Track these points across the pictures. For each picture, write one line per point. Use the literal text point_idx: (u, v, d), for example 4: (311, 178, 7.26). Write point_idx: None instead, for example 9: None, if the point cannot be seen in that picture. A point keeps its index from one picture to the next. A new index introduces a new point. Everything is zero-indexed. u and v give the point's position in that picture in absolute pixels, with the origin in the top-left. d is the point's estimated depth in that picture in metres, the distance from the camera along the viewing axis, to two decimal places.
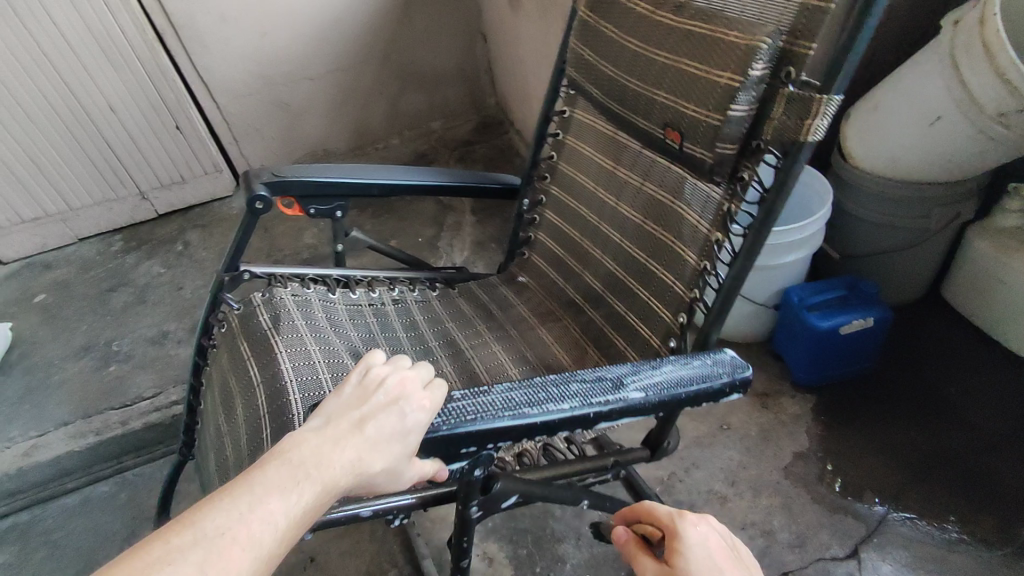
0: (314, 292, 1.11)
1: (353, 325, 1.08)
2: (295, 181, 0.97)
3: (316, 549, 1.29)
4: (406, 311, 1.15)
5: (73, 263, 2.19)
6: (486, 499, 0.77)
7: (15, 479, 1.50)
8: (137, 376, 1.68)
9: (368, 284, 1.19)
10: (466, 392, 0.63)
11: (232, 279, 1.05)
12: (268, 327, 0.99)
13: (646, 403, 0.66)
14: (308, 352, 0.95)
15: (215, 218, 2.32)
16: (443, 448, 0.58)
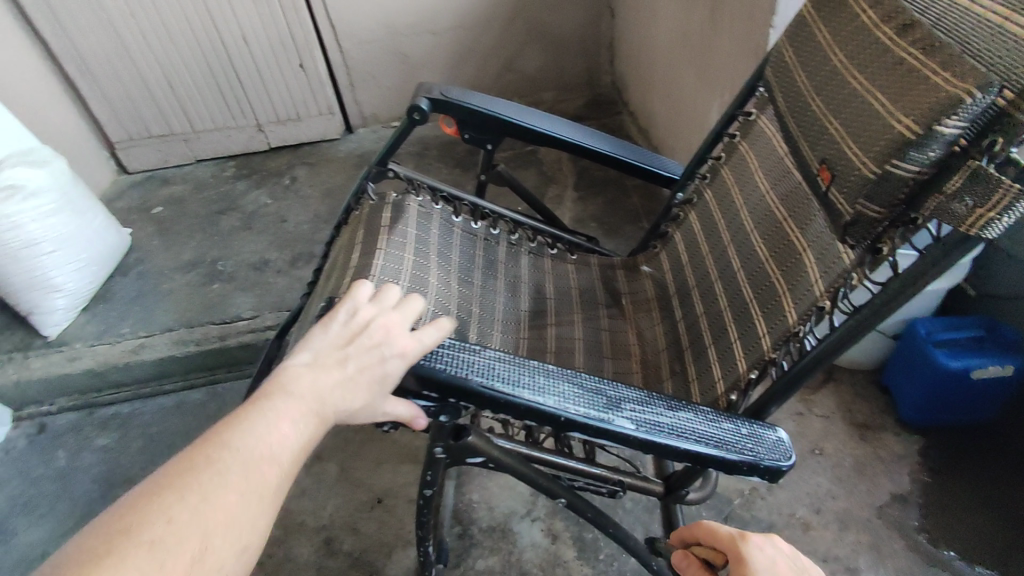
0: (440, 210, 1.12)
1: (455, 249, 1.08)
2: (459, 104, 1.05)
3: (384, 492, 1.31)
4: (514, 260, 1.15)
5: (190, 182, 2.32)
6: (453, 446, 0.70)
7: (121, 372, 1.62)
8: (238, 296, 1.76)
9: (494, 219, 1.17)
10: (457, 343, 0.65)
11: (379, 172, 1.11)
12: (385, 225, 1.03)
13: (624, 437, 0.61)
14: (401, 261, 0.98)
15: (323, 158, 2.38)
16: (404, 380, 0.61)
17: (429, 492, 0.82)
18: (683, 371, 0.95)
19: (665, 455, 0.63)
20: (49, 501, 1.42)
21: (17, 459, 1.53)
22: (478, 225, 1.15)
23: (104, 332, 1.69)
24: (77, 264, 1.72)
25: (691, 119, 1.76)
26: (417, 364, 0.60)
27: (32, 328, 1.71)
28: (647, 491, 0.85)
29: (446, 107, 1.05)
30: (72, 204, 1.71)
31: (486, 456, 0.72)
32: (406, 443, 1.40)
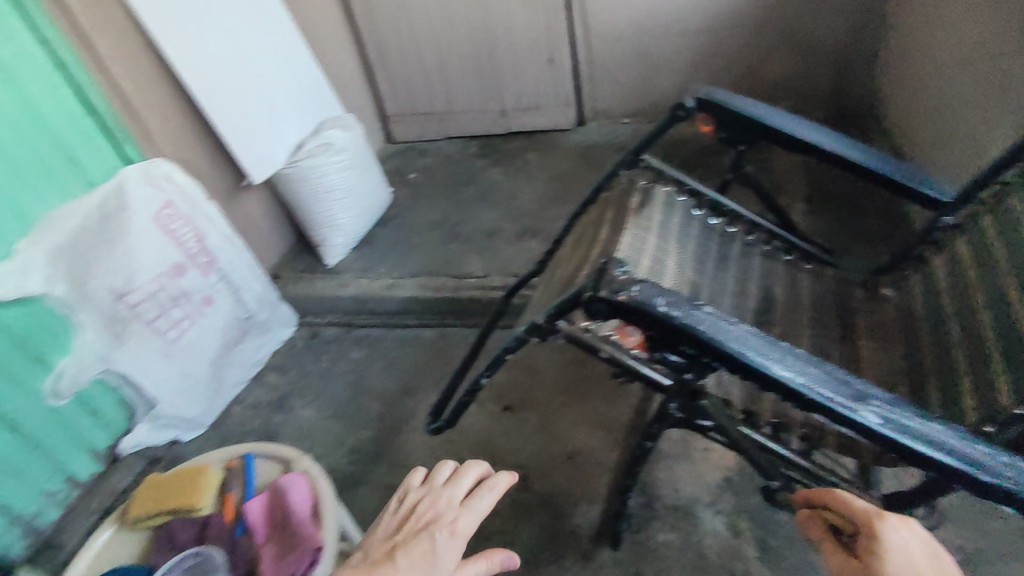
0: (682, 201, 1.20)
1: (692, 239, 1.15)
2: (722, 105, 1.11)
3: (577, 450, 1.44)
4: (747, 258, 1.18)
5: (440, 155, 2.69)
6: (687, 405, 0.79)
7: (376, 302, 1.97)
8: (471, 257, 2.02)
9: (733, 218, 1.22)
10: (716, 312, 0.71)
11: (631, 162, 1.23)
12: (633, 207, 1.15)
13: (869, 431, 0.65)
14: (646, 239, 1.09)
15: (554, 146, 2.58)
16: (666, 333, 0.69)
17: (648, 445, 0.90)
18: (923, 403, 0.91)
19: (906, 457, 0.66)
20: (316, 390, 1.81)
21: (297, 354, 1.96)
22: (717, 221, 1.21)
23: (367, 269, 2.07)
24: (356, 211, 2.13)
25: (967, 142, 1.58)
26: (683, 322, 0.68)
27: (318, 257, 2.17)
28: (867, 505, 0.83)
29: (709, 107, 1.12)
30: (360, 162, 2.12)
31: (714, 422, 0.80)
32: (602, 412, 1.51)
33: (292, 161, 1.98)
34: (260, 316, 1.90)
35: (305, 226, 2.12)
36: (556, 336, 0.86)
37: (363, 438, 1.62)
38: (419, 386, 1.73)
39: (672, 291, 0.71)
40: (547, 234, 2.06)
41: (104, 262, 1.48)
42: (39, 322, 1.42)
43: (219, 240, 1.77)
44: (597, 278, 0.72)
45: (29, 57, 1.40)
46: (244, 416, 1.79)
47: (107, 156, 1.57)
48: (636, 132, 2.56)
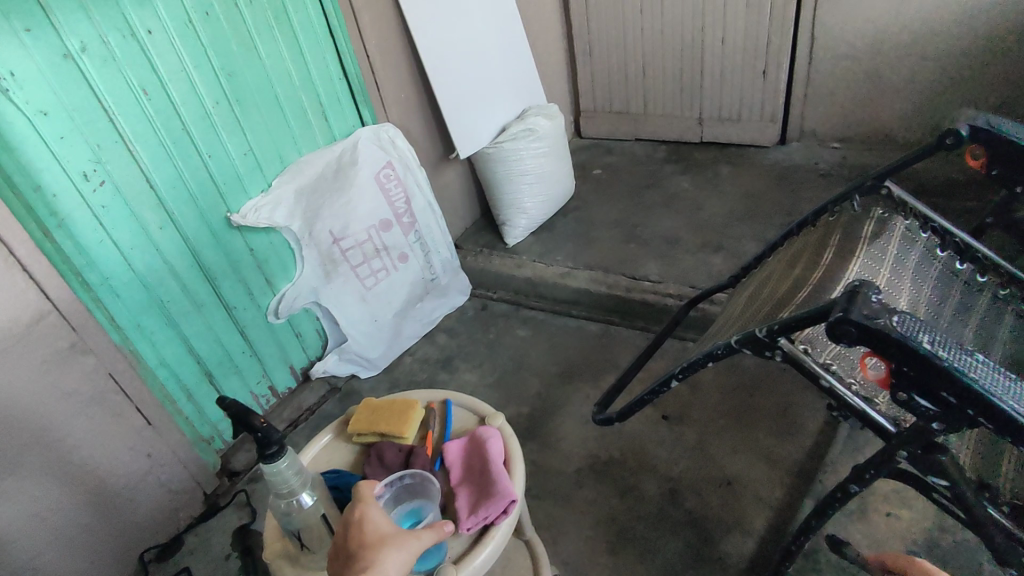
0: (925, 238, 1.09)
1: (929, 281, 1.04)
2: (1005, 136, 0.98)
3: (737, 478, 1.37)
4: (996, 313, 1.04)
5: (626, 155, 2.68)
6: (921, 458, 0.71)
7: (548, 287, 2.03)
8: (647, 261, 1.99)
9: (985, 266, 1.07)
10: (987, 362, 0.64)
11: (872, 186, 1.12)
12: (867, 235, 1.06)
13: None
14: (877, 270, 1.00)
15: (750, 161, 2.45)
16: (927, 374, 0.62)
17: (854, 491, 0.81)
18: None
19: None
20: (479, 358, 1.91)
21: (465, 321, 2.08)
22: (964, 267, 1.08)
23: (542, 254, 2.14)
24: (542, 197, 2.20)
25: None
26: (953, 366, 0.61)
27: (499, 235, 2.28)
28: None
29: (986, 138, 0.99)
30: (556, 152, 2.19)
31: (950, 482, 0.71)
32: (769, 446, 1.41)
33: (494, 142, 2.09)
34: (442, 280, 2.05)
35: (492, 204, 2.24)
36: (773, 353, 0.83)
37: (518, 413, 1.68)
38: (576, 377, 1.75)
39: (936, 331, 0.65)
40: (732, 251, 1.97)
41: (333, 206, 1.67)
42: (274, 251, 1.65)
43: (422, 204, 1.94)
44: (845, 297, 0.68)
45: (311, 27, 1.61)
46: (413, 367, 1.94)
47: (350, 117, 1.78)
48: (847, 158, 2.34)
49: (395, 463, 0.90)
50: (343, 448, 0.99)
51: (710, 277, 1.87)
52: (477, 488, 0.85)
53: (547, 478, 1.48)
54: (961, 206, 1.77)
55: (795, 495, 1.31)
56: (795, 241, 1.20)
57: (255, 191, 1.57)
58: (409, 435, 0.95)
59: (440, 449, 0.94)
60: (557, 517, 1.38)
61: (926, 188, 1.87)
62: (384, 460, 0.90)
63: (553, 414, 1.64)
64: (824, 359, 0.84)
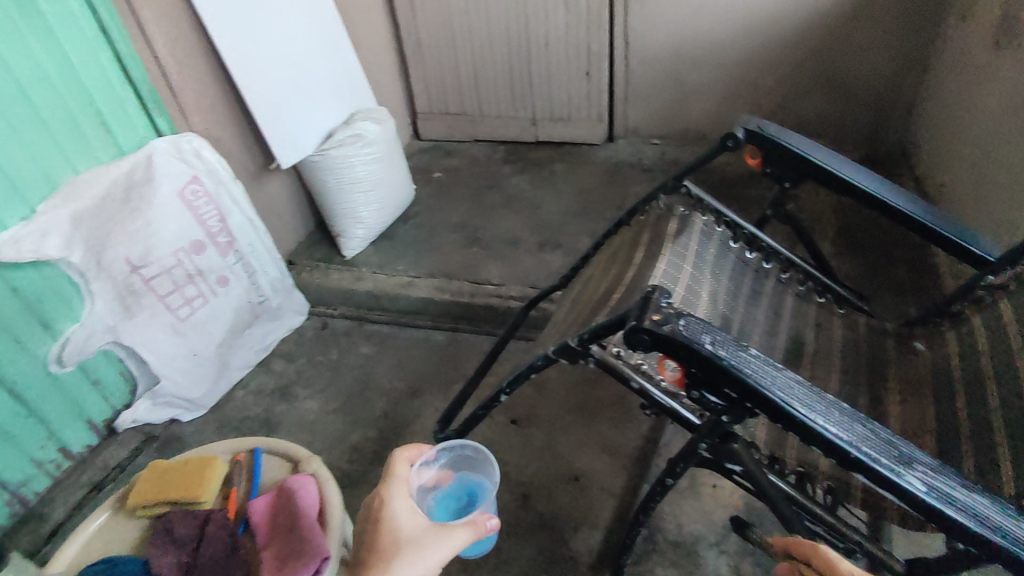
0: (720, 232, 1.18)
1: (725, 272, 1.13)
2: (773, 139, 1.09)
3: (583, 472, 1.41)
4: (781, 296, 1.16)
5: (467, 157, 2.67)
6: (717, 447, 0.76)
7: (391, 299, 1.95)
8: (490, 264, 1.99)
9: (769, 254, 1.19)
10: (761, 356, 0.69)
11: (674, 186, 1.20)
12: (671, 233, 1.12)
13: (918, 500, 0.61)
14: (680, 266, 1.07)
15: (582, 159, 2.56)
16: (710, 373, 0.66)
17: (670, 484, 0.85)
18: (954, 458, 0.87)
19: (956, 534, 0.61)
20: (321, 383, 1.78)
21: (305, 343, 1.94)
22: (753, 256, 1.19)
23: (383, 265, 2.05)
24: (379, 205, 2.11)
25: (994, 186, 1.51)
26: (730, 364, 0.65)
27: (336, 247, 2.15)
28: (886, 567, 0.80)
29: (758, 140, 1.10)
30: (389, 157, 2.11)
31: (743, 467, 0.76)
32: (610, 437, 1.47)
33: (320, 149, 1.96)
34: (273, 302, 1.88)
35: (326, 215, 2.11)
36: (587, 360, 0.84)
37: (366, 437, 1.60)
38: (426, 390, 1.71)
39: (718, 331, 0.69)
40: (569, 248, 2.03)
41: (124, 231, 1.45)
42: (49, 288, 1.39)
43: (241, 221, 1.75)
44: (639, 305, 0.71)
45: (73, 21, 1.37)
46: (247, 401, 1.77)
47: (140, 126, 1.55)
48: (666, 154, 2.53)
49: None
50: (126, 527, 0.94)
51: (550, 276, 1.92)
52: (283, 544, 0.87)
53: None
54: (756, 195, 1.99)
55: (634, 482, 1.37)
56: (613, 240, 1.25)
57: (13, 219, 1.30)
58: (205, 497, 0.93)
59: (244, 509, 0.94)
60: None
61: (728, 180, 2.07)
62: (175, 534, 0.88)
63: (403, 432, 1.58)
64: (635, 360, 0.87)
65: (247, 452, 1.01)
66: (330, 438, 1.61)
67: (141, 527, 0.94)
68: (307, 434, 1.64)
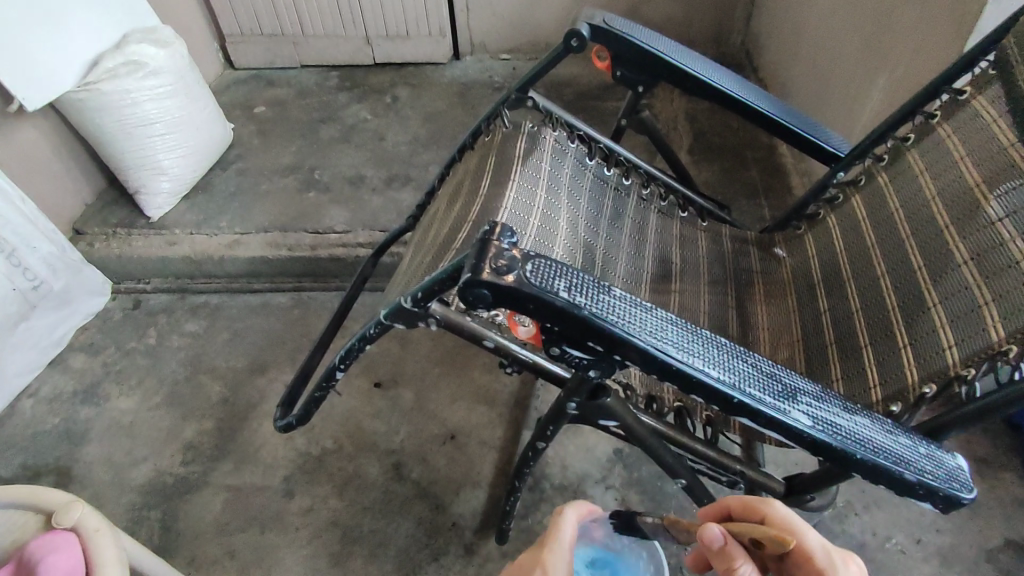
0: (574, 148, 1.05)
1: (584, 194, 1.01)
2: (620, 35, 0.95)
3: (458, 429, 1.29)
4: (643, 214, 1.07)
5: (293, 86, 2.30)
6: (589, 404, 0.65)
7: (216, 263, 1.64)
8: (332, 209, 1.73)
9: (628, 169, 1.09)
10: (628, 295, 0.57)
11: (519, 99, 1.04)
12: (519, 155, 0.97)
13: (804, 436, 0.54)
14: (533, 192, 0.92)
15: (427, 80, 2.30)
16: (569, 327, 0.53)
17: (543, 446, 0.75)
18: (822, 366, 0.85)
19: (842, 464, 0.55)
20: (137, 376, 1.47)
21: (112, 329, 1.59)
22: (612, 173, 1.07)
23: (201, 223, 1.71)
24: (183, 151, 1.74)
25: (832, 81, 1.52)
26: (593, 314, 0.52)
27: (137, 207, 1.76)
28: (767, 490, 0.77)
29: (605, 38, 0.95)
30: (185, 89, 1.71)
31: (618, 421, 0.66)
32: (484, 385, 1.36)
33: (84, 83, 1.52)
34: (54, 284, 1.49)
35: (113, 168, 1.70)
36: (428, 322, 0.68)
37: (201, 431, 1.35)
38: (271, 365, 1.47)
39: (575, 272, 0.56)
40: (420, 182, 1.82)
41: None
42: None
43: None
44: (476, 251, 0.55)
45: None
46: (40, 411, 1.42)
47: None
48: (516, 70, 2.35)
49: None
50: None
51: (402, 215, 1.71)
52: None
53: (250, 501, 1.22)
54: (611, 107, 1.89)
55: (513, 430, 1.28)
56: (458, 169, 1.07)
57: None
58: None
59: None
60: (269, 547, 1.15)
61: (582, 94, 1.95)
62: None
63: (247, 419, 1.35)
64: (488, 313, 0.72)
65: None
66: (155, 441, 1.34)
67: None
68: (126, 439, 1.35)
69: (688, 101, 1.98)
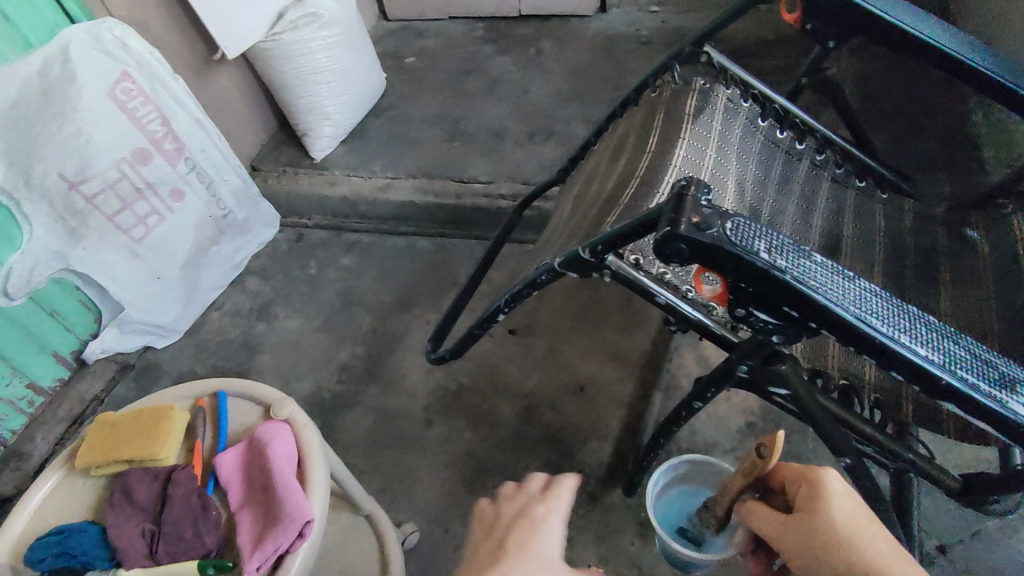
0: (746, 108, 1.00)
1: (753, 155, 0.97)
2: None
3: (587, 382, 1.33)
4: (815, 181, 1.01)
5: (441, 38, 2.37)
6: (762, 370, 0.64)
7: (370, 205, 1.77)
8: (475, 159, 1.79)
9: (803, 132, 1.02)
10: (828, 263, 0.55)
11: (692, 53, 1.00)
12: (690, 112, 0.94)
13: (1023, 429, 0.50)
14: (703, 152, 0.90)
15: (572, 33, 2.27)
16: (766, 289, 0.53)
17: (697, 406, 0.76)
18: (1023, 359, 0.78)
19: None
20: (301, 300, 1.65)
21: (280, 258, 1.79)
22: (784, 135, 1.01)
23: (357, 166, 1.85)
24: (346, 97, 1.87)
25: None
26: (795, 278, 0.52)
27: (303, 148, 1.93)
28: (939, 483, 0.72)
29: None
30: (351, 38, 1.82)
31: (790, 391, 0.65)
32: (615, 343, 1.38)
33: (271, 34, 1.68)
34: (238, 215, 1.69)
35: (287, 111, 1.86)
36: (601, 273, 0.70)
37: (354, 355, 1.49)
38: (415, 303, 1.58)
39: (773, 234, 0.55)
40: (562, 137, 1.83)
41: (51, 141, 1.25)
42: None
43: (186, 122, 1.52)
44: (673, 206, 0.56)
45: None
46: (223, 324, 1.65)
47: (45, 9, 1.27)
48: (665, 23, 2.25)
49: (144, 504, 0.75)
50: (81, 487, 0.84)
51: (544, 170, 1.73)
52: (257, 506, 0.77)
53: (394, 423, 1.34)
54: (772, 64, 1.76)
55: (643, 389, 1.29)
56: (619, 126, 1.07)
57: None
58: (166, 454, 0.83)
59: (213, 464, 0.84)
60: (409, 466, 1.27)
61: (739, 50, 1.83)
62: (135, 499, 0.79)
63: (393, 350, 1.48)
64: (659, 269, 0.73)
65: (211, 396, 0.90)
66: (315, 359, 1.51)
67: (99, 488, 0.84)
68: (292, 355, 1.53)
69: (859, 60, 1.80)
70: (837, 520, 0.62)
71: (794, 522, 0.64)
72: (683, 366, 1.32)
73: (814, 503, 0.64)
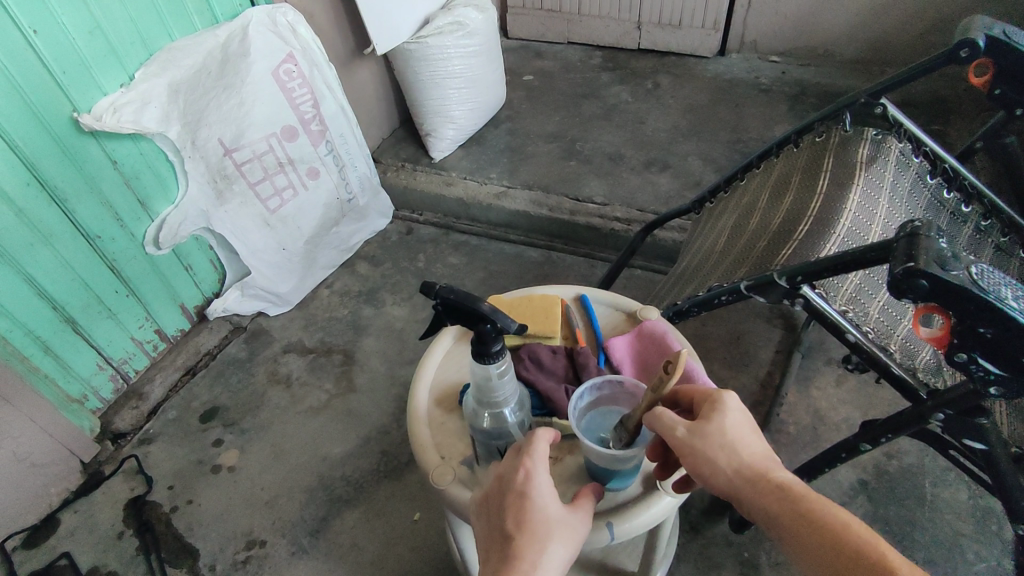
0: (917, 164, 0.99)
1: (920, 211, 0.97)
2: (1019, 52, 0.87)
3: None
4: (979, 246, 1.00)
5: (558, 61, 2.44)
6: (958, 421, 0.67)
7: (484, 210, 1.83)
8: (591, 180, 1.83)
9: (971, 196, 1.01)
10: None
11: (866, 104, 0.96)
12: (863, 160, 0.95)
13: None
14: (875, 200, 0.92)
15: (689, 72, 2.31)
16: (1010, 337, 0.54)
17: (864, 447, 0.78)
18: None
19: None
20: (409, 290, 1.71)
21: (389, 248, 1.86)
22: (950, 196, 1.01)
23: (474, 171, 1.91)
24: (472, 105, 1.95)
25: None
26: None
27: (424, 148, 2.00)
28: None
29: (1000, 51, 0.88)
30: (487, 50, 1.91)
31: (986, 447, 0.67)
32: (722, 379, 1.37)
33: (416, 36, 1.77)
34: (360, 201, 1.78)
35: (415, 111, 1.94)
36: (792, 302, 0.72)
37: None
38: None
39: (1012, 282, 0.56)
40: (678, 170, 1.85)
41: (220, 108, 1.33)
42: (146, 165, 1.31)
43: (333, 108, 1.62)
44: (908, 245, 0.57)
45: None
46: (332, 301, 1.71)
47: None
48: (786, 74, 2.26)
49: (554, 367, 0.83)
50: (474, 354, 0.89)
51: (659, 199, 1.76)
52: None
53: None
54: None
55: None
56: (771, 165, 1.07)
57: (112, 86, 1.20)
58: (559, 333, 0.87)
59: (597, 346, 0.88)
60: None
61: None
62: (545, 364, 0.83)
63: None
64: (844, 307, 0.75)
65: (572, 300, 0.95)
66: (419, 349, 1.55)
67: None
68: (396, 340, 1.57)
69: None
70: (727, 427, 0.64)
71: (695, 427, 0.64)
72: (792, 412, 1.30)
73: (715, 413, 0.65)
